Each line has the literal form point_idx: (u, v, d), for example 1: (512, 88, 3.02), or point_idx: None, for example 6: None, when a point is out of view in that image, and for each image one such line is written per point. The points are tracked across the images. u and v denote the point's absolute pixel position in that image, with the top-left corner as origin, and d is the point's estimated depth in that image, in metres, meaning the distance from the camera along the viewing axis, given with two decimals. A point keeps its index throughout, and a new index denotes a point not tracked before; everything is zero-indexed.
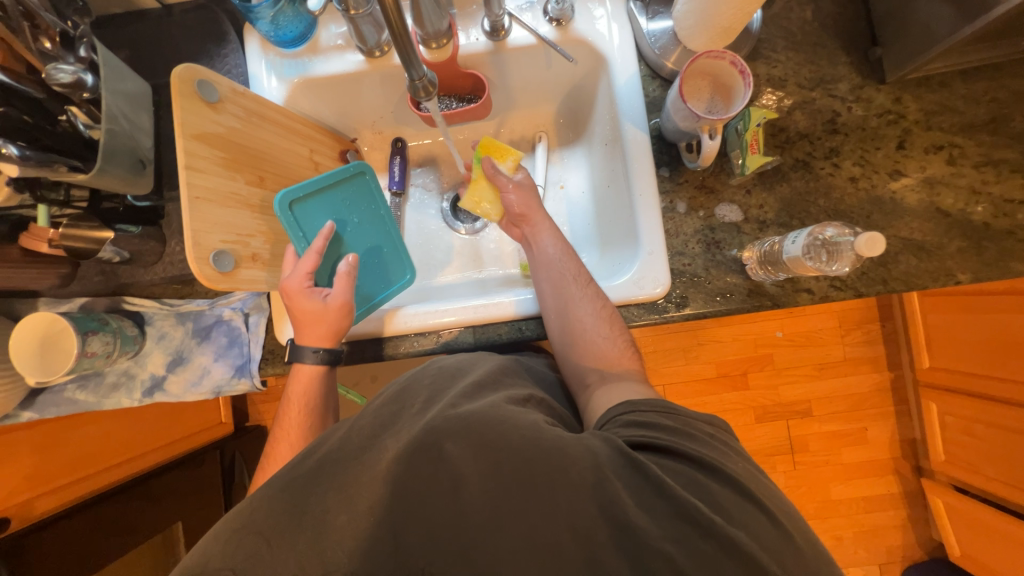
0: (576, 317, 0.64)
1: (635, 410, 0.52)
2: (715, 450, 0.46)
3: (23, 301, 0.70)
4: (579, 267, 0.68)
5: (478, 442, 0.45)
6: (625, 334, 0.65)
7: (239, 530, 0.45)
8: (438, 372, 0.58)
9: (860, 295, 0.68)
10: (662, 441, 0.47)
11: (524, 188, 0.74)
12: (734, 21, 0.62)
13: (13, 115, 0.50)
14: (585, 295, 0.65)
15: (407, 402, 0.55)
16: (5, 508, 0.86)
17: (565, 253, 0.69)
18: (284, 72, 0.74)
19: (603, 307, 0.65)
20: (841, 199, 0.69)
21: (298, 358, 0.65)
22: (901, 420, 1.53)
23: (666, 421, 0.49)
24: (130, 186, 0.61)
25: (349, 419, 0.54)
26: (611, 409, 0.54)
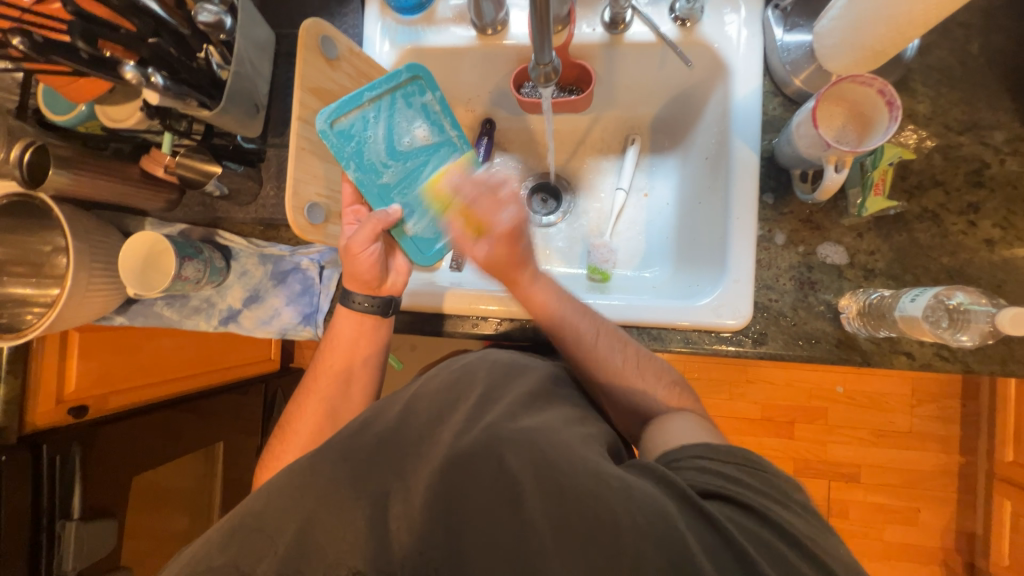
0: (620, 376, 0.61)
1: (711, 459, 0.48)
2: (793, 512, 0.43)
3: (133, 217, 0.77)
4: (592, 326, 0.62)
5: (535, 460, 0.46)
6: (663, 371, 0.63)
7: (299, 485, 0.47)
8: (496, 367, 0.59)
9: (970, 370, 0.60)
10: (736, 494, 0.44)
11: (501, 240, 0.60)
12: (889, 45, 0.56)
13: (162, 46, 0.52)
14: (624, 354, 0.61)
15: (464, 395, 0.55)
16: (84, 397, 0.96)
17: (572, 319, 0.62)
18: (397, 38, 0.75)
19: (630, 359, 0.61)
20: (969, 260, 0.62)
21: (347, 302, 0.66)
22: (963, 510, 1.38)
23: (741, 472, 0.46)
24: (244, 129, 0.64)
25: (404, 397, 0.56)
26: (679, 449, 0.51)
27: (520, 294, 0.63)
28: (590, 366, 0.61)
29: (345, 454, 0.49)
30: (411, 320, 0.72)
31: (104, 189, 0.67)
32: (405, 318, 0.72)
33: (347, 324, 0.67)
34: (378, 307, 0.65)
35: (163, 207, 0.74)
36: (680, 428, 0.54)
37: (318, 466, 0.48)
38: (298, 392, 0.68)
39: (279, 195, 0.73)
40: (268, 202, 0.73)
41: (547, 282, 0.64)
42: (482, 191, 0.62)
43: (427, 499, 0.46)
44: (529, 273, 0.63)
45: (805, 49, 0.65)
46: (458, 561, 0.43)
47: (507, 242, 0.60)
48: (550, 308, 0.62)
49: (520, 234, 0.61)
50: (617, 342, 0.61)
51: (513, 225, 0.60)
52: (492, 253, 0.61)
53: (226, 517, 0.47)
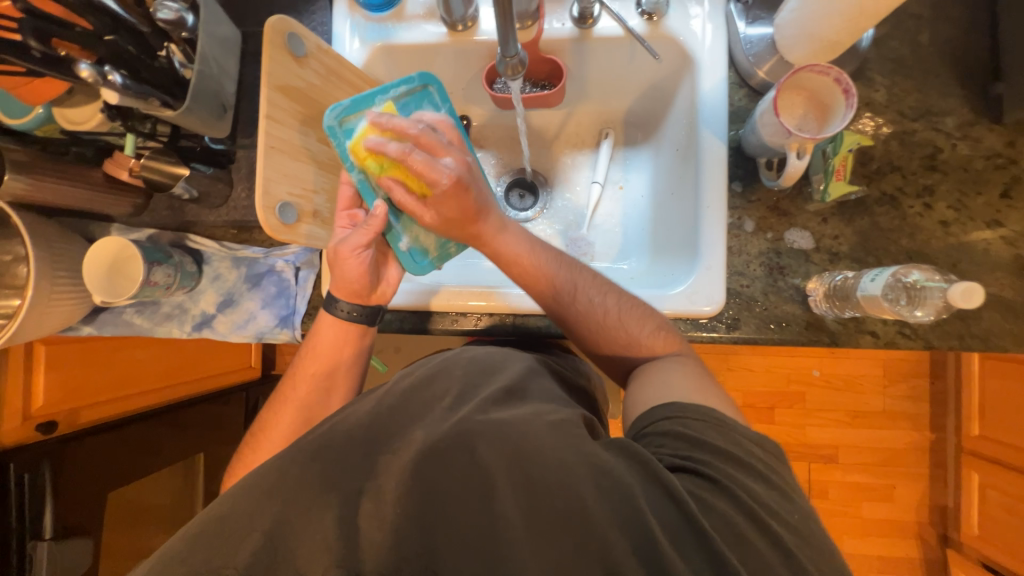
0: (605, 322, 0.61)
1: (681, 418, 0.50)
2: (761, 485, 0.44)
3: (98, 223, 0.74)
4: (567, 276, 0.63)
5: (511, 450, 0.46)
6: (650, 317, 0.62)
7: (276, 486, 0.46)
8: (470, 365, 0.59)
9: (930, 347, 0.63)
10: (705, 466, 0.45)
11: (449, 194, 0.58)
12: (844, 35, 0.58)
13: (119, 44, 0.51)
14: (603, 300, 0.62)
15: (438, 392, 0.55)
16: (53, 412, 0.93)
17: (546, 269, 0.63)
18: (367, 35, 0.74)
19: (612, 306, 0.61)
20: (926, 241, 0.64)
21: (330, 308, 0.66)
22: (934, 484, 1.43)
23: (713, 439, 0.47)
24: (210, 129, 0.63)
25: (374, 396, 0.56)
26: (648, 414, 0.53)
27: (488, 248, 0.64)
28: (572, 319, 0.62)
29: (323, 453, 0.48)
30: (390, 318, 0.72)
31: (65, 195, 0.65)
32: (385, 317, 0.72)
33: (327, 328, 0.66)
34: (363, 315, 0.66)
35: (129, 212, 0.72)
36: (662, 380, 0.56)
37: (295, 466, 0.47)
38: (275, 396, 0.67)
39: (251, 197, 0.72)
40: (240, 204, 0.72)
41: (514, 229, 0.64)
42: (419, 139, 0.60)
43: (407, 494, 0.45)
44: (490, 224, 0.62)
45: (767, 41, 0.67)
46: (440, 552, 0.43)
47: (452, 193, 0.58)
48: (518, 258, 0.63)
49: (467, 180, 0.59)
50: (595, 291, 0.62)
51: (456, 172, 0.58)
52: (442, 212, 0.61)
53: (201, 510, 0.46)
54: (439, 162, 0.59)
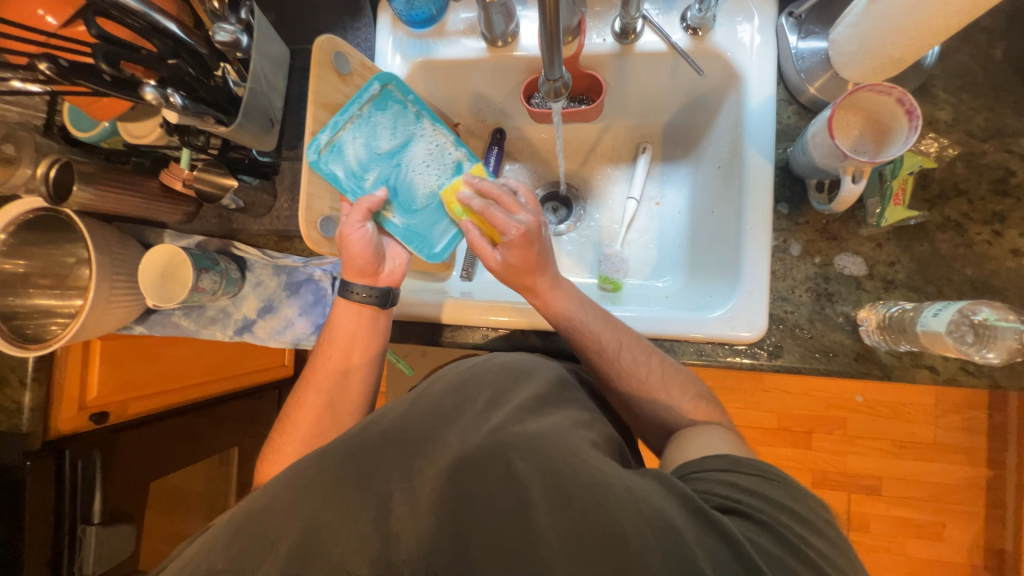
0: (642, 385, 0.60)
1: (736, 471, 0.47)
2: (811, 530, 0.42)
3: (152, 230, 0.79)
4: (610, 333, 0.61)
5: (546, 467, 0.44)
6: (688, 382, 0.60)
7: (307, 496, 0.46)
8: (502, 371, 0.59)
9: (996, 386, 0.58)
10: (756, 512, 0.43)
11: (525, 241, 0.59)
12: (908, 53, 0.54)
13: (180, 68, 0.54)
14: (642, 362, 0.60)
15: (472, 397, 0.55)
16: (104, 403, 0.97)
17: (593, 329, 0.61)
18: (409, 51, 0.76)
19: (653, 371, 0.60)
20: (995, 272, 0.60)
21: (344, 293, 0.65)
22: (990, 526, 1.32)
23: (767, 487, 0.45)
24: (259, 143, 0.65)
25: (410, 399, 0.56)
26: (699, 460, 0.49)
27: (540, 302, 0.63)
28: (613, 377, 0.61)
29: (356, 454, 0.48)
30: (420, 330, 0.73)
31: (126, 203, 0.69)
32: (416, 329, 0.73)
33: (345, 319, 0.67)
34: (376, 298, 0.64)
35: (181, 219, 0.76)
36: (702, 442, 0.53)
37: (328, 469, 0.46)
38: (299, 383, 0.69)
39: (293, 207, 0.74)
40: (282, 214, 0.74)
41: (566, 288, 0.63)
42: (498, 198, 0.61)
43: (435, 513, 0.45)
44: (546, 278, 0.62)
45: (820, 56, 0.64)
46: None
47: (518, 244, 0.59)
48: (569, 314, 0.62)
49: (535, 236, 0.59)
50: (640, 350, 0.61)
51: (526, 230, 0.59)
52: (507, 258, 0.61)
53: (235, 508, 0.47)
54: (513, 216, 0.60)
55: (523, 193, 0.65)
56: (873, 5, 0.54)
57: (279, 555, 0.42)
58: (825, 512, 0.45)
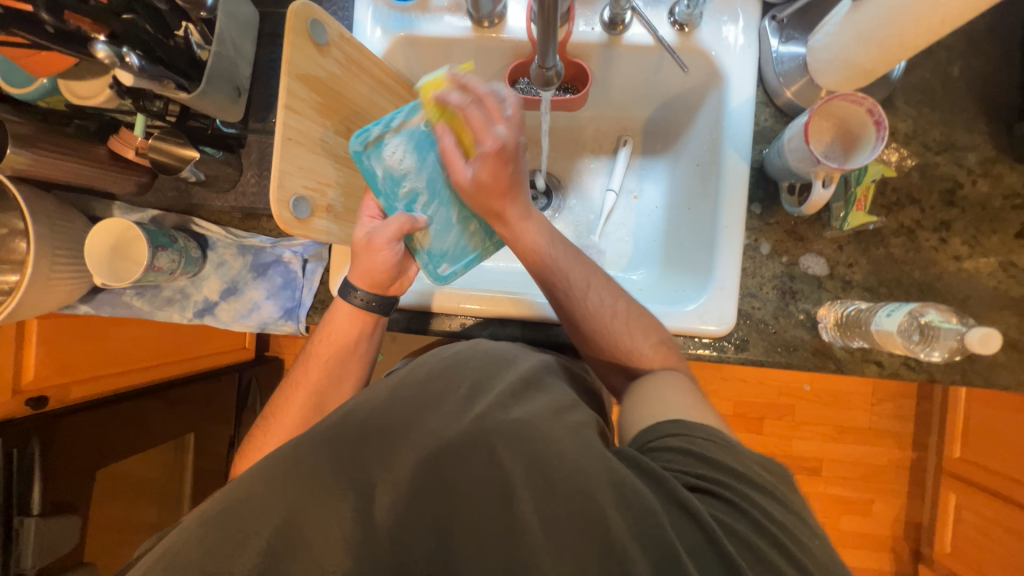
0: (610, 328, 0.61)
1: (691, 439, 0.47)
2: (778, 504, 0.42)
3: (99, 201, 0.72)
4: (579, 275, 0.62)
5: (529, 457, 0.45)
6: (654, 329, 0.61)
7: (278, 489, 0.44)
8: (483, 359, 0.58)
9: (933, 379, 0.64)
10: (720, 489, 0.43)
11: (494, 159, 0.56)
12: (877, 65, 0.57)
13: (136, 24, 0.49)
14: (609, 301, 0.61)
15: (453, 384, 0.54)
16: (44, 386, 0.92)
17: (564, 266, 0.62)
18: (390, 25, 0.72)
19: (619, 314, 0.61)
20: (939, 275, 0.65)
21: (343, 295, 0.64)
22: (911, 501, 1.47)
23: (722, 456, 0.45)
24: (225, 113, 0.61)
25: (388, 386, 0.55)
26: (658, 427, 0.50)
27: (507, 231, 0.62)
28: (580, 316, 0.61)
29: (334, 442, 0.47)
30: (397, 317, 0.71)
31: (69, 170, 0.63)
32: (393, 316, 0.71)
33: (341, 317, 0.65)
34: (371, 306, 0.64)
35: (132, 191, 0.69)
36: (662, 403, 0.53)
37: (307, 458, 0.45)
38: (289, 378, 0.67)
39: (261, 184, 0.69)
40: (249, 190, 0.70)
41: (538, 220, 0.63)
42: (479, 100, 0.56)
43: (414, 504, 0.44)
44: (517, 209, 0.60)
45: (798, 61, 0.66)
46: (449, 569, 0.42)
47: (489, 161, 0.56)
48: (538, 244, 0.62)
49: (508, 159, 0.56)
50: (606, 293, 0.61)
51: (498, 147, 0.55)
52: (478, 175, 0.57)
53: (205, 501, 0.44)
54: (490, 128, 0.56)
55: (508, 103, 0.57)
56: (853, 14, 0.55)
57: (252, 546, 0.40)
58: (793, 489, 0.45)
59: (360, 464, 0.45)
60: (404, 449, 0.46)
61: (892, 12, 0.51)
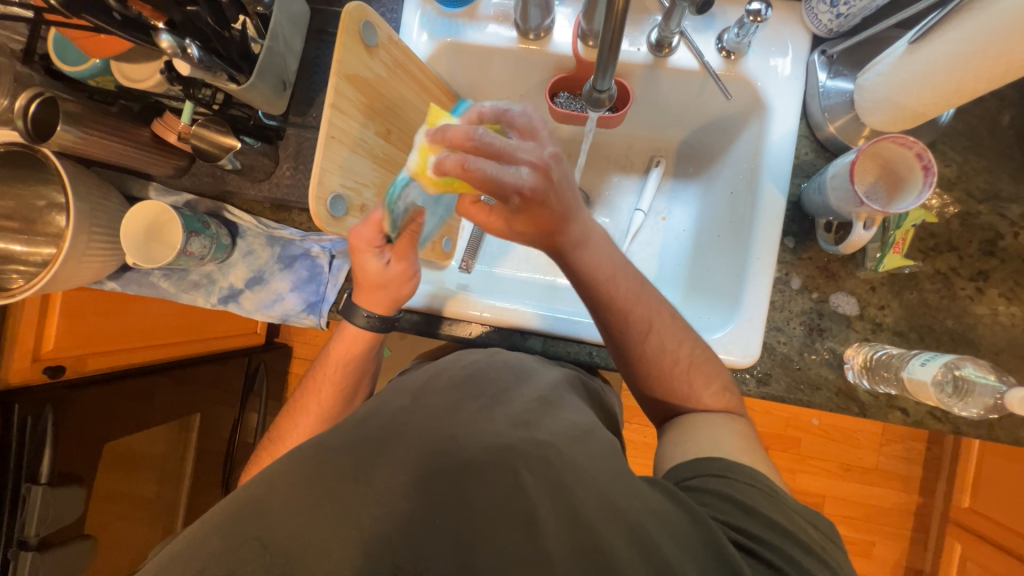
0: (671, 368, 0.58)
1: (735, 488, 0.47)
2: (823, 568, 0.42)
3: (136, 181, 0.73)
4: (643, 310, 0.58)
5: (549, 479, 0.44)
6: (715, 376, 0.59)
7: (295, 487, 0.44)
8: (504, 370, 0.59)
9: (959, 432, 0.62)
10: (761, 547, 0.43)
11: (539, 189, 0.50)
12: (928, 109, 0.57)
13: (199, 15, 0.49)
14: (674, 339, 0.58)
15: (474, 394, 0.54)
16: (61, 355, 0.94)
17: (624, 303, 0.58)
18: (436, 30, 0.72)
19: (683, 357, 0.58)
20: (972, 325, 0.63)
21: (349, 315, 0.65)
22: (914, 547, 1.44)
23: (766, 508, 0.45)
24: (269, 105, 0.61)
25: (410, 390, 0.56)
26: (700, 464, 0.50)
27: (566, 262, 0.58)
28: (635, 353, 0.59)
29: (355, 446, 0.46)
30: (419, 319, 0.72)
31: (112, 150, 0.63)
32: (415, 318, 0.72)
33: (349, 340, 0.66)
34: (373, 323, 0.64)
35: (170, 173, 0.70)
36: (707, 443, 0.53)
37: (328, 460, 0.45)
38: (298, 393, 0.68)
39: (295, 177, 0.69)
40: (282, 182, 0.70)
41: (596, 246, 0.58)
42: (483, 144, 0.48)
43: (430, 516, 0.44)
44: (576, 233, 0.56)
45: (845, 97, 0.65)
46: None
47: (528, 208, 0.51)
48: (598, 275, 0.58)
49: (545, 192, 0.51)
50: (672, 336, 0.58)
51: (534, 185, 0.49)
52: (515, 217, 0.53)
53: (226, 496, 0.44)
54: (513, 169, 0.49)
55: (511, 120, 0.52)
56: (908, 58, 0.54)
57: (268, 544, 0.40)
58: (836, 552, 0.44)
59: (380, 469, 0.44)
60: (424, 458, 0.45)
61: (954, 59, 0.50)
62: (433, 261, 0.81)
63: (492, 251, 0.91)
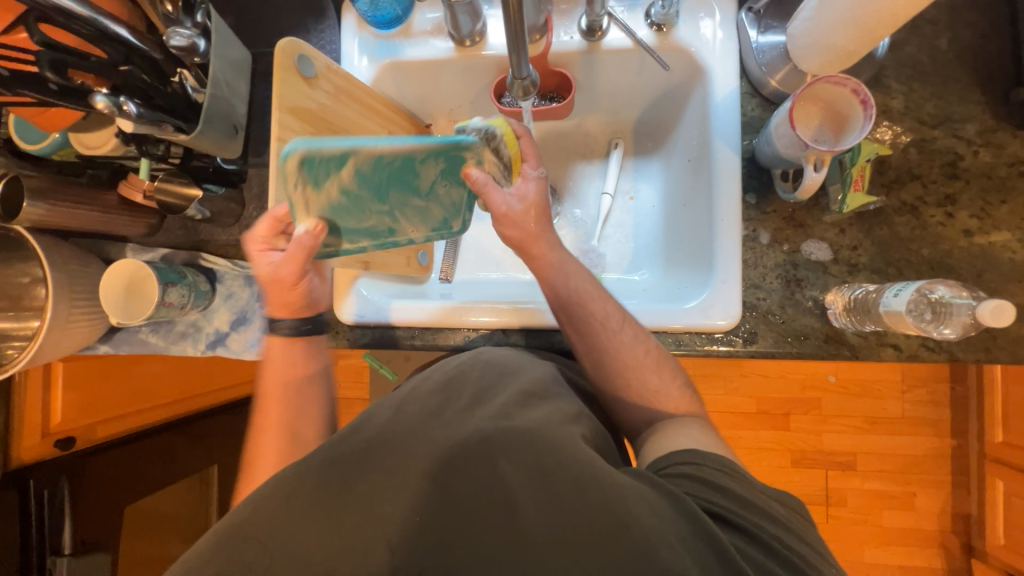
0: (628, 363, 0.60)
1: (704, 468, 0.47)
2: (799, 541, 0.42)
3: (113, 244, 0.75)
4: (612, 306, 0.62)
5: (535, 469, 0.44)
6: (674, 368, 0.61)
7: (280, 509, 0.43)
8: (484, 367, 0.57)
9: (954, 359, 0.61)
10: (731, 513, 0.43)
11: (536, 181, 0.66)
12: (859, 45, 0.57)
13: (134, 74, 0.53)
14: (633, 333, 0.61)
15: (453, 396, 0.54)
16: (66, 428, 0.91)
17: (591, 295, 0.63)
18: (376, 53, 0.75)
19: (646, 353, 0.61)
20: (949, 252, 0.63)
21: (272, 327, 0.67)
22: (956, 492, 1.39)
23: (737, 488, 0.45)
24: (223, 150, 0.63)
25: (392, 401, 0.55)
26: (670, 455, 0.50)
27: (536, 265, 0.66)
28: (601, 349, 0.61)
29: (339, 461, 0.47)
30: (401, 333, 0.73)
31: (82, 218, 0.65)
32: (398, 333, 0.73)
33: (280, 351, 0.67)
34: (301, 330, 0.68)
35: (143, 232, 0.73)
36: (686, 435, 0.54)
37: (315, 478, 0.45)
38: (250, 435, 0.65)
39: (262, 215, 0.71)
40: (251, 222, 0.72)
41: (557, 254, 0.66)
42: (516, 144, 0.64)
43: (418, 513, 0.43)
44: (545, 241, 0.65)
45: (779, 49, 0.66)
46: None
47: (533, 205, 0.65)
48: (568, 273, 0.64)
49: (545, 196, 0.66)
50: (636, 330, 0.62)
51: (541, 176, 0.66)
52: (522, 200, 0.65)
53: (205, 534, 0.43)
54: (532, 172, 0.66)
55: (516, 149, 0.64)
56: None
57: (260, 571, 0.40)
58: (804, 525, 0.45)
59: (362, 479, 0.45)
60: (406, 462, 0.46)
61: None
62: (411, 276, 0.82)
63: (467, 258, 0.91)
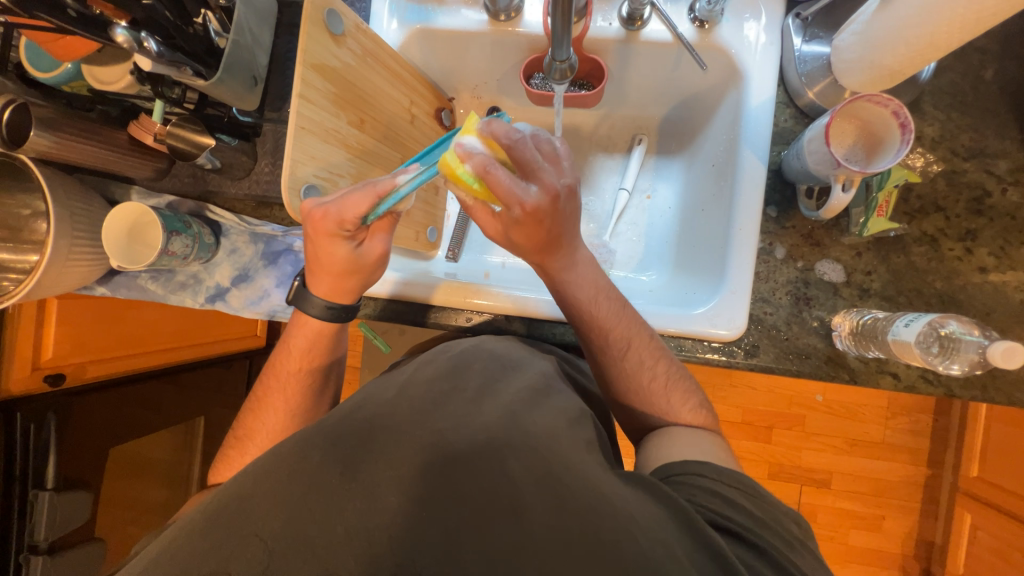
0: (641, 384, 0.59)
1: (713, 478, 0.48)
2: (800, 558, 0.43)
3: (118, 185, 0.74)
4: (624, 330, 0.58)
5: (539, 469, 0.43)
6: (690, 393, 0.60)
7: (270, 473, 0.43)
8: (490, 358, 0.58)
9: (951, 394, 0.61)
10: (741, 528, 0.43)
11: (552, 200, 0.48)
12: (906, 66, 0.55)
13: (157, 9, 0.49)
14: (650, 360, 0.59)
15: (461, 383, 0.53)
16: (60, 364, 0.92)
17: (604, 322, 0.58)
18: (406, 17, 0.72)
19: (658, 377, 0.58)
20: (962, 287, 0.62)
21: (303, 306, 0.64)
22: (924, 519, 1.42)
23: (746, 503, 0.46)
24: (241, 101, 0.61)
25: (396, 382, 0.55)
26: (681, 463, 0.51)
27: (553, 282, 0.59)
28: (611, 373, 0.60)
29: (333, 432, 0.46)
30: (403, 307, 0.72)
31: (89, 155, 0.63)
32: (400, 307, 0.72)
33: (307, 333, 0.65)
34: (334, 314, 0.63)
35: (151, 176, 0.71)
36: (695, 443, 0.54)
37: (308, 445, 0.45)
38: (258, 399, 0.66)
39: (274, 172, 0.69)
40: (262, 178, 0.70)
41: (583, 266, 0.58)
42: (508, 154, 0.47)
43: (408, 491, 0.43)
44: (564, 259, 0.56)
45: (822, 61, 0.64)
46: None
47: (529, 225, 0.48)
48: (581, 297, 0.58)
49: (547, 214, 0.48)
50: (648, 353, 0.59)
51: (537, 205, 0.47)
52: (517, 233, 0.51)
53: (208, 496, 0.44)
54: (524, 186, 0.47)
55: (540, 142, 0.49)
56: (882, 11, 0.53)
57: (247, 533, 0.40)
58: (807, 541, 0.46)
59: (354, 452, 0.44)
60: (399, 439, 0.45)
61: (924, 10, 0.49)
62: (418, 251, 0.81)
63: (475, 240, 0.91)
